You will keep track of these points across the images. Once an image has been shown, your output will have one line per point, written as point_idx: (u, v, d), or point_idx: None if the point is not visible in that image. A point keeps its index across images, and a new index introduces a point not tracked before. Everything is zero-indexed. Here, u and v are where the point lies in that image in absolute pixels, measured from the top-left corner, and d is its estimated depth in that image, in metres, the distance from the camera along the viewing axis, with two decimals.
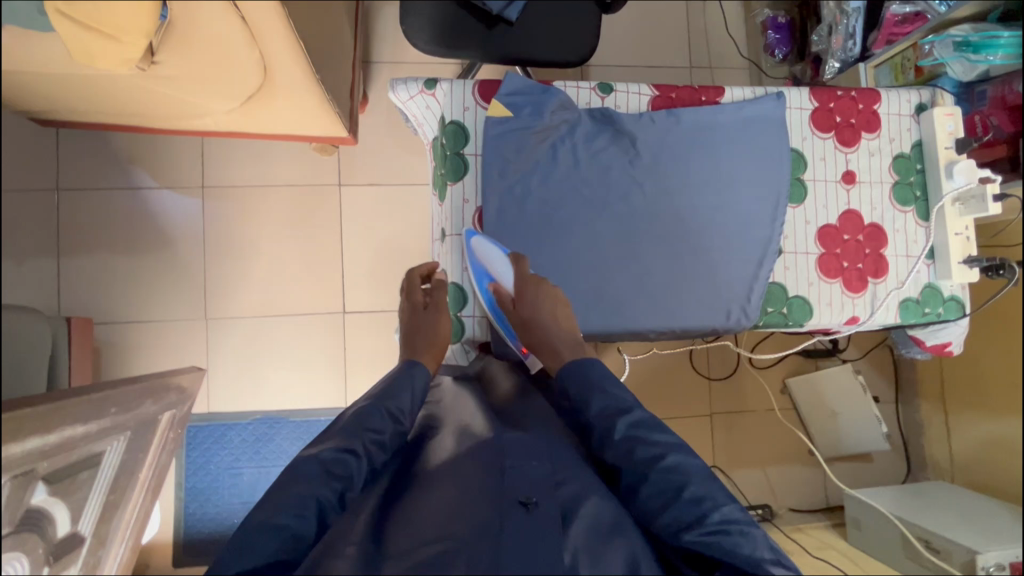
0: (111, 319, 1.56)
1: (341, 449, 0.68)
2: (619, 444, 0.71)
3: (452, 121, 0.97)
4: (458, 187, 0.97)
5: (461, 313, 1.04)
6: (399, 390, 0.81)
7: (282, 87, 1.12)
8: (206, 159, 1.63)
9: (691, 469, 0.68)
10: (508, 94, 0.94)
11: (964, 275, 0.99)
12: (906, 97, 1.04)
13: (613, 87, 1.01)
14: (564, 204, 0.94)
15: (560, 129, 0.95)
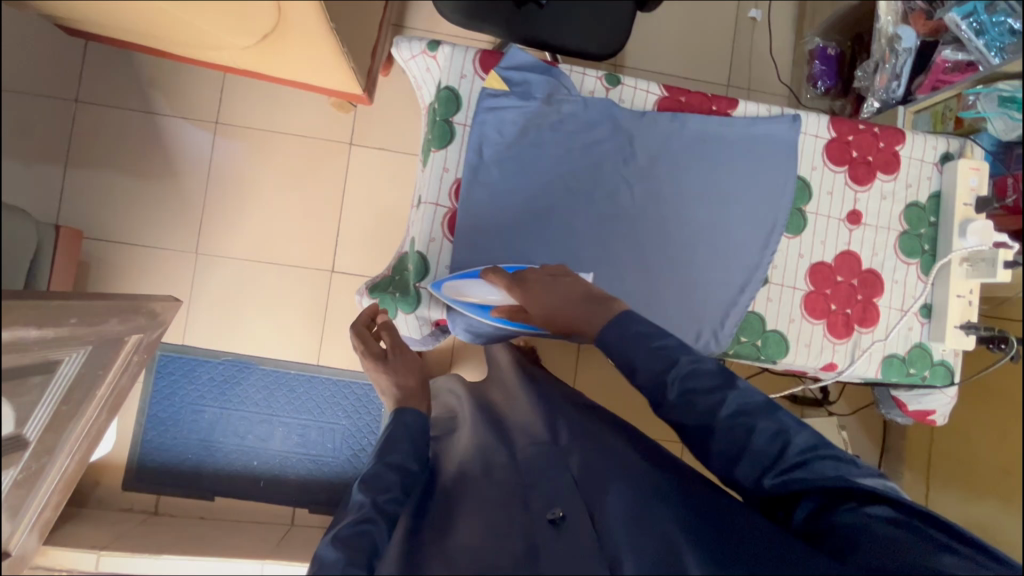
0: (105, 236, 1.57)
1: (358, 522, 0.69)
2: (675, 400, 0.72)
3: (446, 87, 0.93)
4: (441, 155, 0.93)
5: (418, 284, 0.94)
6: (397, 438, 0.83)
7: (297, 31, 1.10)
8: (223, 96, 1.62)
9: (754, 410, 0.71)
10: (507, 68, 0.92)
11: (958, 341, 0.94)
12: (932, 143, 0.98)
13: (621, 80, 0.96)
14: (547, 191, 0.92)
15: (555, 114, 0.92)
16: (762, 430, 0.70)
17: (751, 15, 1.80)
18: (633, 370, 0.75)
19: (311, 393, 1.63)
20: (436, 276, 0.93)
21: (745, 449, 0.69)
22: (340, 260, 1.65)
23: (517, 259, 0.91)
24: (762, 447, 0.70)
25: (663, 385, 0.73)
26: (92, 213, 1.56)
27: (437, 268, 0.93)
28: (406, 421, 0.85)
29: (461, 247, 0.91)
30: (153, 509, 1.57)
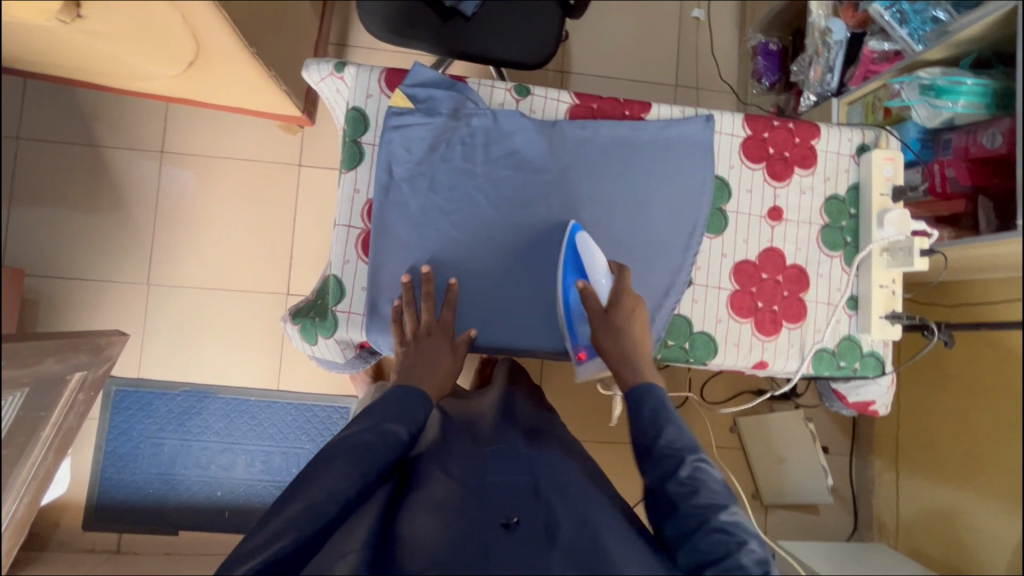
0: (53, 273, 1.55)
1: (344, 477, 0.71)
2: (682, 478, 0.73)
3: (353, 107, 0.94)
4: (351, 176, 0.94)
5: (335, 307, 0.93)
6: (396, 410, 0.80)
7: (218, 56, 1.09)
8: (166, 124, 1.61)
9: (748, 530, 0.70)
10: (412, 85, 0.92)
11: (883, 331, 0.92)
12: (847, 135, 0.96)
13: (531, 90, 0.97)
14: (459, 206, 0.93)
15: (466, 129, 0.93)
16: (751, 551, 0.68)
17: (694, 15, 1.82)
18: (659, 431, 0.78)
19: (272, 419, 1.60)
20: (354, 297, 0.94)
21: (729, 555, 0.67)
22: (296, 283, 1.64)
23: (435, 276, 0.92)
24: (746, 566, 0.66)
25: (679, 460, 0.75)
26: (39, 250, 1.55)
27: (354, 289, 0.93)
28: (421, 398, 0.82)
29: (375, 268, 0.91)
30: (115, 548, 1.54)
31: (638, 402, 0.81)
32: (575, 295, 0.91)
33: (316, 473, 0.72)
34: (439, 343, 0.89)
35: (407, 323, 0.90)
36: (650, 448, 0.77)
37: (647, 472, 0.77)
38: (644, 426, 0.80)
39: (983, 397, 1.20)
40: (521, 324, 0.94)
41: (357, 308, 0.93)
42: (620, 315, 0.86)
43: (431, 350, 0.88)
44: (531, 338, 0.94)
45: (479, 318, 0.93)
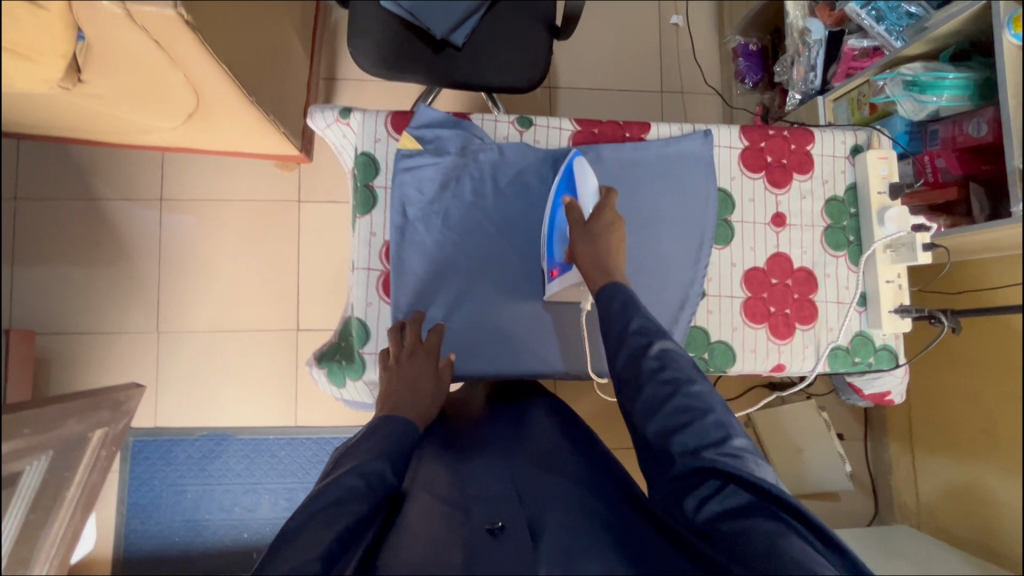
0: (63, 329, 1.55)
1: (319, 524, 0.64)
2: (649, 360, 0.74)
3: (363, 152, 0.96)
4: (367, 220, 0.96)
5: (361, 350, 0.95)
6: (369, 437, 0.76)
7: (218, 108, 1.11)
8: (164, 172, 1.62)
9: (714, 400, 0.72)
10: (419, 127, 0.95)
11: (894, 325, 0.89)
12: (841, 137, 0.95)
13: (533, 120, 0.99)
14: (471, 241, 0.95)
15: (473, 165, 0.96)
16: (715, 417, 0.71)
17: (673, 22, 1.86)
18: (628, 320, 0.79)
19: (292, 456, 1.61)
20: (379, 338, 0.96)
21: (696, 424, 0.69)
22: (306, 318, 1.65)
23: (453, 311, 0.95)
24: (710, 429, 0.69)
25: (645, 343, 0.75)
26: (48, 308, 1.55)
27: (379, 331, 0.95)
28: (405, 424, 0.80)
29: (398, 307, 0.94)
30: None
31: (610, 297, 0.80)
32: (563, 214, 0.90)
33: (297, 534, 0.63)
34: (423, 361, 0.88)
35: (390, 357, 0.90)
36: (621, 335, 0.78)
37: (616, 357, 0.78)
38: (614, 318, 0.80)
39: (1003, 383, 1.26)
40: (541, 349, 0.96)
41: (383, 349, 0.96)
42: (599, 226, 0.85)
43: (415, 369, 0.88)
44: (555, 359, 0.97)
45: (502, 347, 0.96)
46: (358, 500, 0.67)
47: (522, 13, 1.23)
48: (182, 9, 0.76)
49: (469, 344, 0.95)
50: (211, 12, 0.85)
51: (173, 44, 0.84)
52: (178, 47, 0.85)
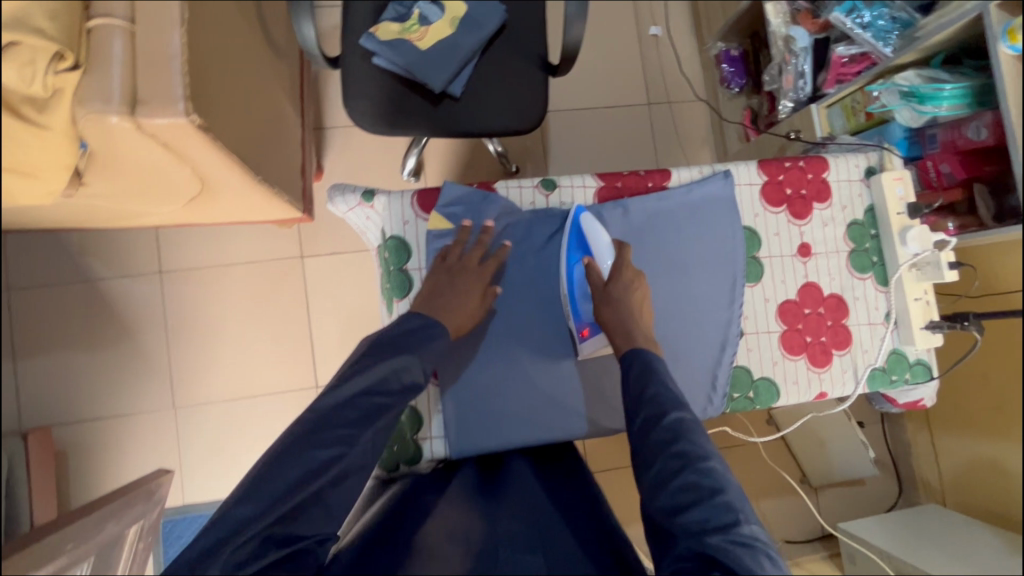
0: (77, 418, 1.51)
1: (358, 413, 0.76)
2: (664, 430, 0.76)
3: (393, 235, 0.95)
4: (404, 304, 0.95)
5: (417, 436, 0.94)
6: (417, 344, 0.83)
7: (224, 192, 1.08)
8: (161, 245, 1.58)
9: (726, 480, 0.73)
10: (446, 205, 0.95)
11: (928, 341, 0.91)
12: (854, 161, 0.96)
13: (557, 182, 0.99)
14: (510, 307, 0.97)
15: (502, 235, 0.96)
16: (725, 499, 0.71)
17: (652, 33, 1.87)
18: (645, 387, 0.80)
19: None
20: (431, 423, 0.94)
21: (705, 502, 0.70)
22: (323, 375, 1.62)
23: (500, 380, 0.95)
24: (718, 511, 0.69)
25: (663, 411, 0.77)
26: (59, 399, 1.51)
27: (430, 414, 0.95)
28: (437, 333, 0.85)
29: (450, 387, 0.94)
30: None
31: (629, 361, 0.83)
32: (579, 272, 0.94)
33: (330, 414, 0.75)
34: (475, 276, 0.91)
35: (451, 256, 0.92)
36: (638, 401, 0.79)
37: (632, 423, 0.79)
38: (632, 383, 0.82)
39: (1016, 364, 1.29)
40: (591, 404, 0.97)
41: (436, 431, 0.94)
42: (616, 287, 0.88)
43: (466, 282, 0.90)
44: (607, 416, 0.98)
45: (554, 409, 0.96)
46: (388, 410, 0.78)
47: (517, 55, 1.22)
48: (193, 115, 0.74)
49: (518, 409, 0.95)
50: (217, 107, 0.83)
51: (186, 148, 0.82)
52: (188, 147, 0.82)
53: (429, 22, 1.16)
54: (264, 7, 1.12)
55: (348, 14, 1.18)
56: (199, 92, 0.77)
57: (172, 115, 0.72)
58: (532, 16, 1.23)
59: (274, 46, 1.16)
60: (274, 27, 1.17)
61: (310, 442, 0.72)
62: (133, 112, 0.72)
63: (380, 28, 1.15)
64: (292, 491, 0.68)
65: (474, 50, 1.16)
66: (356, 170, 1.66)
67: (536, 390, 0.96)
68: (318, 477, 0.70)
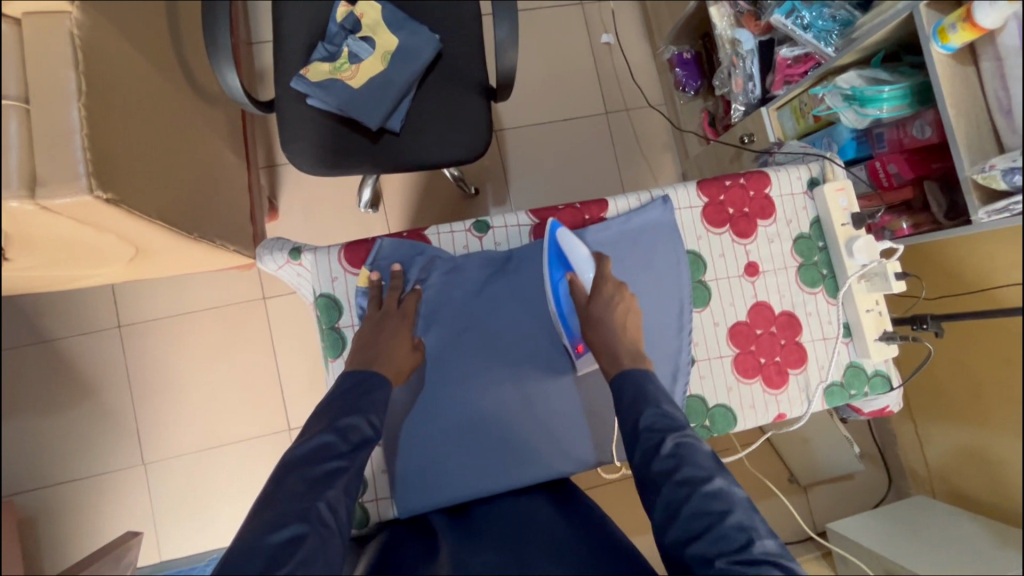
0: (44, 484, 1.47)
1: (307, 480, 0.67)
2: (665, 457, 0.71)
3: (322, 293, 0.92)
4: (339, 364, 0.92)
5: (361, 499, 0.90)
6: (364, 405, 0.78)
7: (162, 250, 1.04)
8: (118, 299, 1.55)
9: (735, 497, 0.68)
10: (375, 261, 0.93)
11: (882, 353, 0.89)
12: (796, 174, 0.95)
13: (489, 223, 0.98)
14: (455, 356, 0.92)
15: (437, 283, 0.93)
16: (736, 519, 0.66)
17: (604, 41, 1.84)
18: (639, 414, 0.76)
19: None
20: (378, 485, 0.90)
21: (713, 526, 0.66)
22: (294, 416, 1.58)
23: (449, 433, 0.91)
24: (729, 534, 0.65)
25: (660, 436, 0.73)
26: (25, 467, 1.47)
27: (376, 477, 0.90)
28: (377, 378, 0.81)
29: (396, 445, 0.90)
30: None
31: (619, 387, 0.80)
32: (563, 289, 0.89)
33: (274, 491, 0.66)
34: (395, 322, 0.87)
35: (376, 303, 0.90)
36: (633, 432, 0.75)
37: (631, 455, 0.75)
38: (628, 411, 0.78)
39: (1005, 353, 1.23)
40: (551, 451, 0.92)
41: (383, 492, 0.90)
42: (598, 304, 0.86)
43: (388, 329, 0.86)
44: (566, 460, 0.93)
45: (508, 454, 0.91)
46: (337, 458, 0.71)
47: (456, 84, 1.19)
48: (98, 190, 0.72)
49: (468, 460, 0.90)
50: (130, 174, 0.80)
51: (101, 219, 0.79)
52: (102, 219, 0.79)
53: (360, 59, 1.14)
54: (188, 59, 1.09)
55: (278, 56, 1.16)
56: (105, 163, 0.74)
57: (74, 192, 0.70)
58: (468, 43, 1.21)
59: (203, 95, 1.13)
60: (203, 76, 1.15)
61: (261, 527, 0.62)
62: (32, 195, 0.69)
63: (310, 69, 1.12)
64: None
65: (409, 83, 1.13)
66: (311, 206, 1.62)
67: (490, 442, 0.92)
68: (280, 564, 0.59)
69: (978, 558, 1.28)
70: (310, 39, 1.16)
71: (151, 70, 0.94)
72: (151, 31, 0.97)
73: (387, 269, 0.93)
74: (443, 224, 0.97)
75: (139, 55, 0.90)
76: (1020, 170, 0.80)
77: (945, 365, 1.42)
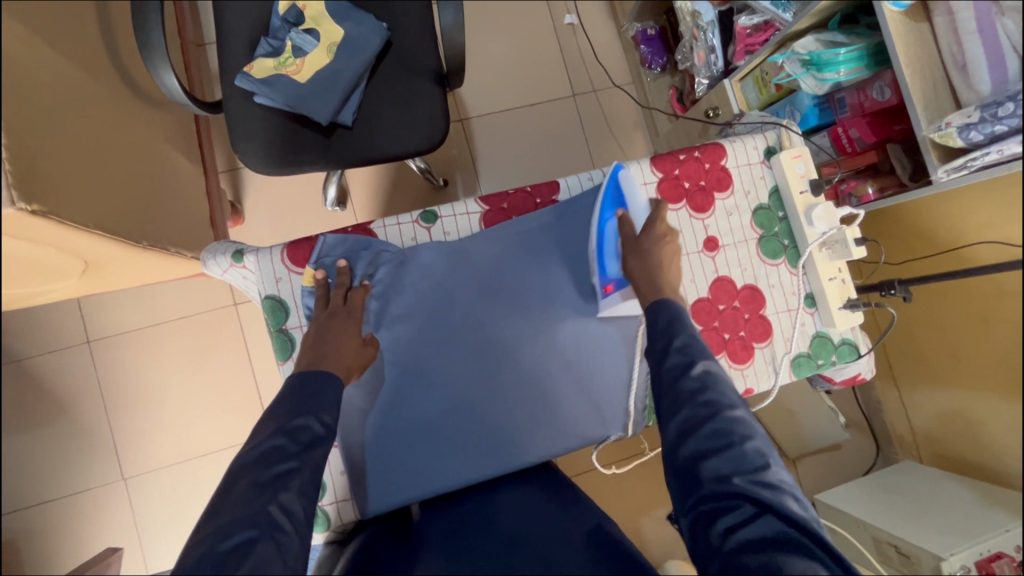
0: (23, 506, 1.45)
1: (257, 485, 0.65)
2: (694, 375, 0.68)
3: (267, 295, 0.90)
4: (289, 367, 0.90)
5: (320, 503, 0.89)
6: (320, 406, 0.75)
7: (112, 261, 1.01)
8: (84, 314, 1.51)
9: (756, 427, 0.66)
10: (318, 259, 0.90)
11: (847, 321, 0.87)
12: (752, 144, 0.93)
13: (437, 213, 0.96)
14: (414, 351, 0.91)
15: (390, 277, 0.91)
16: (756, 446, 0.64)
17: (567, 21, 1.81)
18: (671, 338, 0.73)
19: None
20: (337, 487, 0.89)
21: (733, 446, 0.63)
22: None
23: (412, 430, 0.89)
24: (750, 455, 0.63)
25: (693, 357, 0.70)
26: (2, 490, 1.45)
27: (334, 480, 0.89)
28: (327, 377, 0.78)
29: (356, 446, 0.89)
30: None
31: (655, 313, 0.77)
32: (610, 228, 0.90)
33: (222, 500, 0.64)
34: (343, 319, 0.85)
35: (326, 302, 0.88)
36: (664, 348, 0.72)
37: (656, 372, 0.72)
38: (659, 336, 0.76)
39: (980, 311, 1.22)
40: (521, 441, 0.91)
41: (343, 495, 0.90)
42: (649, 238, 0.85)
43: (339, 327, 0.85)
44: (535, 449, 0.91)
45: (472, 445, 0.89)
46: (290, 460, 0.68)
47: (408, 72, 1.16)
48: (20, 202, 0.69)
49: (432, 454, 0.89)
50: (59, 183, 0.77)
51: (32, 233, 0.76)
52: (35, 232, 0.76)
53: (305, 52, 1.10)
54: (125, 63, 1.05)
55: (222, 54, 1.12)
56: (27, 173, 0.71)
57: None
58: (418, 30, 1.18)
59: (145, 100, 1.10)
60: (144, 80, 1.11)
61: (211, 537, 0.60)
62: None
63: (254, 65, 1.08)
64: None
65: (359, 74, 1.10)
66: (278, 206, 1.59)
67: (454, 436, 0.90)
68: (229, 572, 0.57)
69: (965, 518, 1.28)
70: (254, 35, 1.13)
71: (79, 75, 0.90)
72: (78, 34, 0.94)
73: (335, 268, 0.90)
74: (392, 218, 0.95)
75: (62, 59, 0.86)
76: (975, 126, 0.78)
77: (923, 328, 1.41)
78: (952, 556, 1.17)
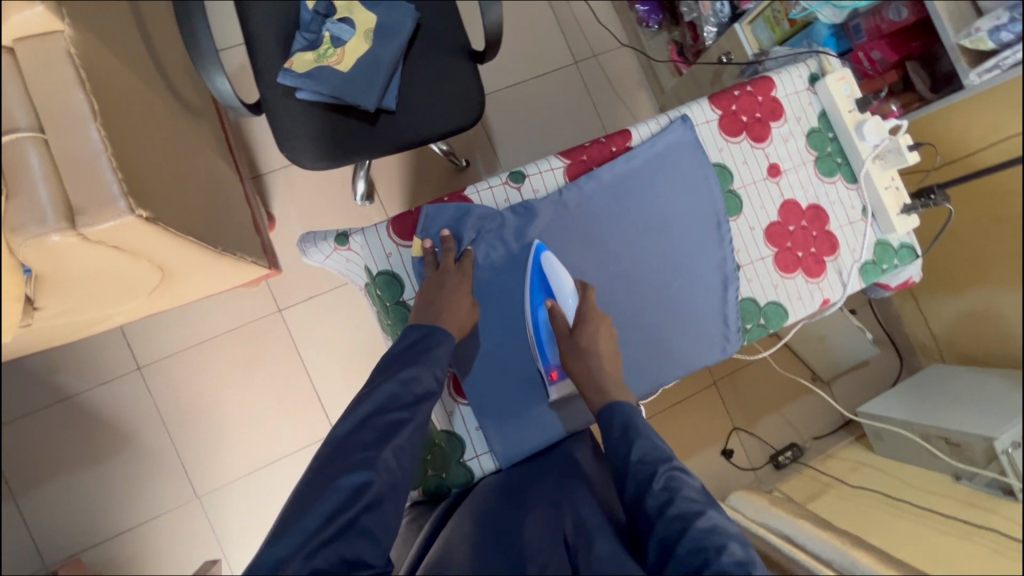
0: (102, 538, 1.45)
1: (378, 430, 0.73)
2: (657, 491, 0.72)
3: (380, 271, 0.94)
4: None
5: (463, 458, 0.93)
6: (427, 360, 0.81)
7: (189, 273, 1.02)
8: (130, 340, 1.50)
9: (729, 532, 0.67)
10: (425, 230, 0.94)
11: (905, 224, 1.00)
12: (797, 73, 1.02)
13: (524, 171, 0.98)
14: (517, 312, 0.95)
15: (489, 237, 0.94)
16: (732, 555, 0.65)
17: None
18: (629, 447, 0.78)
19: None
20: (474, 441, 0.93)
21: (710, 560, 0.64)
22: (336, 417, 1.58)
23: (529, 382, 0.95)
24: (728, 570, 0.63)
25: (651, 474, 0.74)
26: (78, 525, 1.44)
27: (471, 435, 0.93)
28: (441, 340, 0.83)
29: (479, 403, 0.93)
30: None
31: (609, 417, 0.83)
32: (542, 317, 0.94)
33: (346, 439, 0.73)
34: (455, 281, 0.89)
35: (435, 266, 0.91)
36: (625, 464, 0.76)
37: (624, 491, 0.76)
38: (617, 447, 0.80)
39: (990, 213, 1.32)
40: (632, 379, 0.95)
41: (481, 448, 0.93)
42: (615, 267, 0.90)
43: (447, 293, 0.87)
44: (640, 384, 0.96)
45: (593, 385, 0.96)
46: (399, 409, 0.76)
47: (442, 50, 1.18)
48: (138, 209, 0.70)
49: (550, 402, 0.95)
50: (154, 191, 0.78)
51: (136, 242, 0.77)
52: (140, 242, 0.78)
53: (343, 41, 1.12)
54: (165, 72, 1.05)
55: (256, 53, 1.12)
56: (134, 181, 0.72)
57: (116, 215, 0.68)
58: (444, 7, 1.19)
59: (187, 108, 1.10)
60: (181, 87, 1.11)
61: (333, 472, 0.69)
62: (74, 225, 0.67)
63: (294, 60, 1.10)
64: (328, 521, 0.65)
65: (398, 57, 1.12)
66: (308, 207, 1.60)
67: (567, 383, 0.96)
68: (348, 509, 0.66)
69: (991, 405, 1.36)
70: (285, 31, 1.14)
71: (138, 86, 0.91)
72: (127, 47, 0.94)
73: (437, 236, 0.94)
74: (481, 182, 0.98)
75: (123, 70, 0.87)
76: (1005, 27, 0.84)
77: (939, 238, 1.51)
78: (1003, 434, 1.24)
